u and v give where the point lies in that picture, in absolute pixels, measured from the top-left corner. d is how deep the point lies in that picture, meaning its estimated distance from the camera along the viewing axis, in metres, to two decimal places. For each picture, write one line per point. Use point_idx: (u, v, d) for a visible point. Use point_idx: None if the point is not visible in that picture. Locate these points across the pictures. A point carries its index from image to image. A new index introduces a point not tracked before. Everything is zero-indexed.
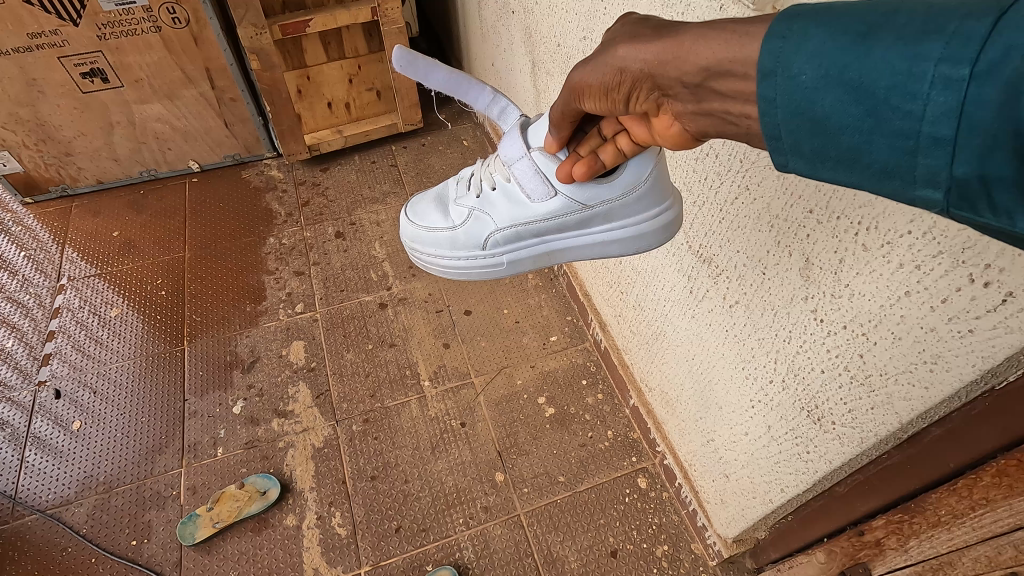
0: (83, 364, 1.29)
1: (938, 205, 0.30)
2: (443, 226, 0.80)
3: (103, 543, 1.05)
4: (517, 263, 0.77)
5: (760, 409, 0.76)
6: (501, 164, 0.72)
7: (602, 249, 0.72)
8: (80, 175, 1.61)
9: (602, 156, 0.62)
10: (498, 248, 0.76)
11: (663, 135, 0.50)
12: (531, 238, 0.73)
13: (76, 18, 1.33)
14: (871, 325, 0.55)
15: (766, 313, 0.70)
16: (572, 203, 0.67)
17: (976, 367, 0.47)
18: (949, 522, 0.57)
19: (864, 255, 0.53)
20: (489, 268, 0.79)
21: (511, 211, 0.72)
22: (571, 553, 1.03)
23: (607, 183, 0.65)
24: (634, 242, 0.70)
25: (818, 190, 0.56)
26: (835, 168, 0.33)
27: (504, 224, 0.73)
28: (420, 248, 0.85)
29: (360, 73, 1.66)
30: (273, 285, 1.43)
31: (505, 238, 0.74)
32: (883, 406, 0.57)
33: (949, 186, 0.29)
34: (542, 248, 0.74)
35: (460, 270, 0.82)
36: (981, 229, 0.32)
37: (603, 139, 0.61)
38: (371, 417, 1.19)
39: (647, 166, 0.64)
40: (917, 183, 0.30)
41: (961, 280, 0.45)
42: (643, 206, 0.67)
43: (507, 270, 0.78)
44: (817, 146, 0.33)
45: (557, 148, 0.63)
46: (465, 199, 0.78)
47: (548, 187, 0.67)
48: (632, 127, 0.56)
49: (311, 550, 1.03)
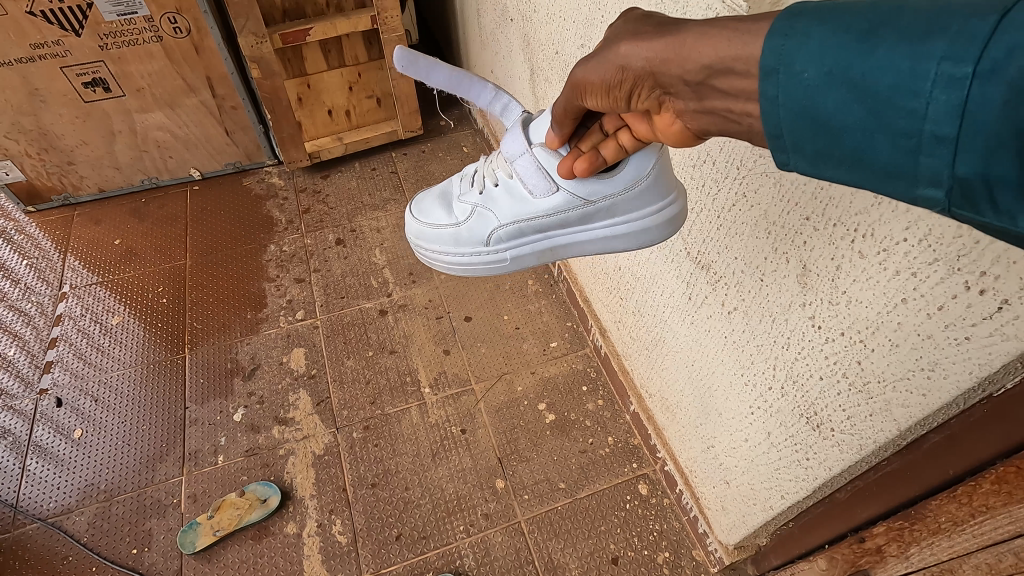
0: (84, 372, 1.29)
1: (941, 205, 0.30)
2: (446, 223, 0.80)
3: (104, 552, 1.05)
4: (521, 259, 0.77)
5: (760, 416, 0.76)
6: (504, 161, 0.72)
7: (605, 244, 0.72)
8: (82, 184, 1.62)
9: (603, 152, 0.62)
10: (501, 244, 0.76)
11: (665, 132, 0.50)
12: (534, 234, 0.73)
13: (78, 29, 1.34)
14: (868, 332, 0.55)
15: (764, 320, 0.70)
16: (575, 199, 0.67)
17: (973, 375, 0.47)
18: (949, 529, 0.58)
19: (860, 262, 0.53)
20: (492, 263, 0.79)
21: (513, 208, 0.72)
22: (572, 560, 1.02)
23: (609, 178, 0.65)
24: (637, 237, 0.69)
25: (815, 197, 0.56)
26: (838, 165, 0.33)
27: (507, 221, 0.73)
28: (424, 247, 0.84)
29: (360, 81, 1.67)
30: (274, 292, 1.43)
31: (508, 234, 0.74)
32: (882, 413, 0.57)
33: (951, 184, 0.29)
34: (545, 244, 0.74)
35: (464, 267, 0.82)
36: (981, 228, 0.32)
37: (605, 134, 0.62)
38: (371, 424, 1.19)
39: (648, 162, 0.64)
40: (919, 182, 0.30)
41: (957, 288, 0.45)
42: (645, 202, 0.67)
43: (510, 266, 0.78)
44: (819, 147, 0.33)
45: (558, 144, 0.63)
46: (467, 195, 0.77)
47: (550, 183, 0.67)
48: (634, 124, 0.57)
49: (311, 558, 1.03)
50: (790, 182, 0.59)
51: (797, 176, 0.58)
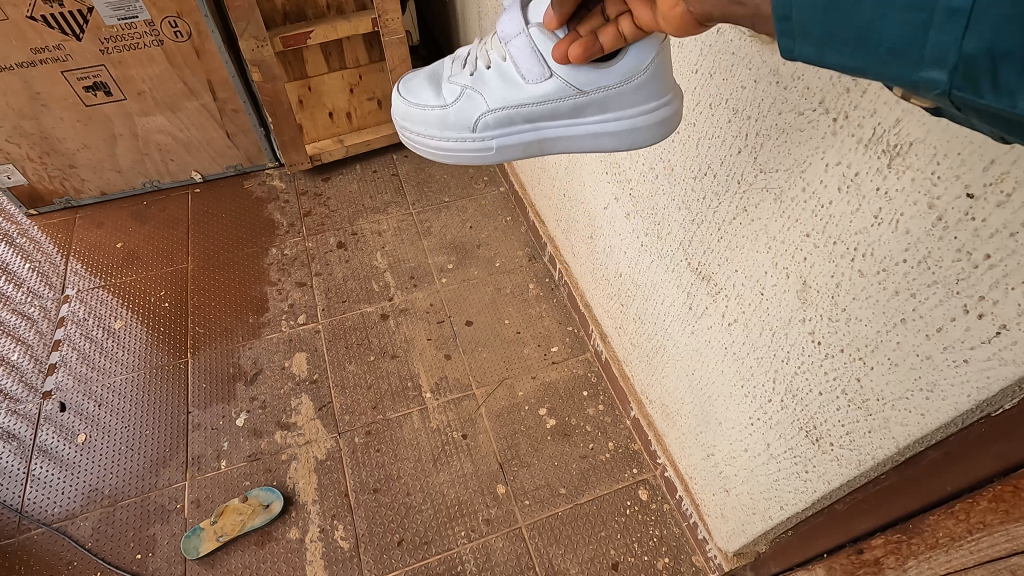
0: (88, 375, 1.30)
1: (940, 86, 0.28)
2: (433, 102, 0.74)
3: (108, 557, 1.06)
4: (507, 149, 0.73)
5: (760, 427, 0.77)
6: (500, 41, 0.67)
7: (594, 142, 0.69)
8: (84, 186, 1.62)
9: (602, 39, 0.57)
10: (489, 130, 0.72)
11: (665, 16, 0.44)
12: (523, 124, 0.70)
13: (79, 33, 1.34)
14: (867, 350, 0.55)
15: (764, 333, 0.70)
16: (567, 87, 0.64)
17: (971, 398, 0.47)
18: (947, 544, 0.54)
19: (860, 281, 0.54)
20: (477, 151, 0.75)
21: (503, 91, 0.68)
22: (572, 566, 1.03)
23: (606, 68, 0.61)
24: (627, 137, 0.67)
25: (816, 214, 0.57)
26: (842, 48, 0.31)
27: (497, 105, 0.69)
28: (409, 129, 0.78)
29: (361, 83, 1.67)
30: (276, 296, 1.43)
31: (497, 121, 0.70)
32: (880, 431, 0.57)
33: (956, 62, 0.27)
34: (533, 136, 0.71)
35: (449, 153, 0.77)
36: (982, 117, 0.30)
37: (606, 20, 0.57)
38: (373, 429, 1.20)
39: (648, 54, 0.60)
40: (923, 62, 0.28)
41: (956, 311, 0.46)
42: (640, 98, 0.63)
43: (495, 155, 0.75)
44: (829, 28, 0.31)
45: (556, 25, 0.58)
46: (459, 75, 0.72)
47: (544, 67, 0.63)
48: (636, 9, 0.51)
49: (314, 563, 1.04)
50: (791, 198, 0.59)
51: (798, 193, 0.58)
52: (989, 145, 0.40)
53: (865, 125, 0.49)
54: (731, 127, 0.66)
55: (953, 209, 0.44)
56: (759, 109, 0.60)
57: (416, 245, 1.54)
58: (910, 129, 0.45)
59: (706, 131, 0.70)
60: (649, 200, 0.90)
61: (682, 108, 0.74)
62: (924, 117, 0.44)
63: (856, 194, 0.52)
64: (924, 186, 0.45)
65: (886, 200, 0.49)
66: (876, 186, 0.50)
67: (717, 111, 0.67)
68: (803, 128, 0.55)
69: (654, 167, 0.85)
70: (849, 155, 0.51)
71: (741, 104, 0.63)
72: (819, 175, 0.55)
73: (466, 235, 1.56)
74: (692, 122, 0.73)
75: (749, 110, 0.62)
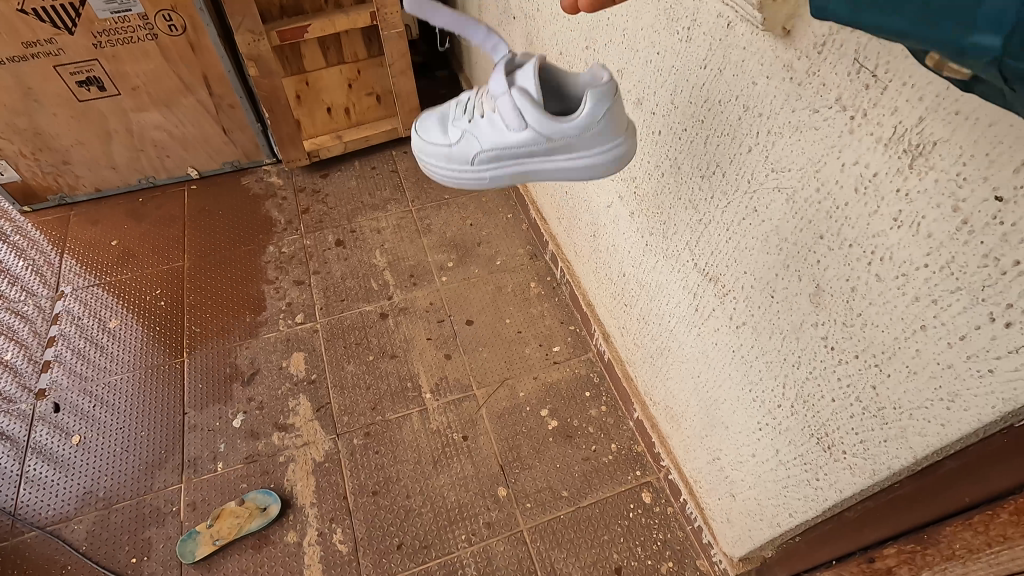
0: (83, 375, 1.28)
1: (992, 53, 0.26)
2: (438, 141, 0.81)
3: (103, 561, 1.04)
4: (497, 180, 0.79)
5: (768, 432, 0.75)
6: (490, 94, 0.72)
7: (567, 177, 0.73)
8: (78, 183, 1.60)
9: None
10: (483, 165, 0.77)
11: None
12: (508, 161, 0.75)
13: (71, 27, 1.32)
14: (884, 357, 0.53)
15: (774, 337, 0.68)
16: (538, 137, 0.68)
17: (996, 409, 0.45)
18: (965, 556, 0.54)
19: (878, 285, 0.52)
20: (472, 181, 0.81)
21: (492, 135, 0.73)
22: (575, 570, 1.01)
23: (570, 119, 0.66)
24: (592, 173, 0.71)
25: (830, 215, 0.55)
26: (879, 6, 0.29)
27: (487, 146, 0.75)
28: (421, 158, 0.86)
29: (360, 78, 1.64)
30: (274, 295, 1.41)
31: (489, 158, 0.76)
32: (897, 440, 0.55)
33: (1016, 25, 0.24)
34: (517, 170, 0.75)
35: (449, 181, 0.84)
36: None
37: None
38: (372, 431, 1.18)
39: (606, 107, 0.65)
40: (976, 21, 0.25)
41: (980, 318, 0.44)
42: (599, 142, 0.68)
43: (486, 185, 0.81)
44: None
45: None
46: (459, 117, 0.78)
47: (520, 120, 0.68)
48: None
49: (312, 567, 1.02)
50: (804, 199, 0.57)
51: (811, 194, 0.56)
52: (1021, 146, 0.38)
53: (884, 124, 0.47)
54: (741, 124, 0.63)
55: (979, 213, 0.42)
56: (771, 106, 0.58)
57: (416, 242, 1.52)
58: (933, 128, 0.43)
59: (715, 129, 0.68)
60: (654, 199, 0.87)
61: (689, 105, 0.72)
62: (949, 115, 0.42)
63: (874, 195, 0.49)
64: (948, 188, 0.43)
65: (906, 202, 0.47)
66: (895, 188, 0.47)
67: (726, 108, 0.65)
68: (818, 126, 0.53)
69: (660, 166, 0.83)
70: (867, 155, 0.49)
71: (752, 101, 0.61)
72: (835, 175, 0.53)
73: (466, 233, 1.54)
74: (700, 120, 0.70)
75: (760, 107, 0.60)
